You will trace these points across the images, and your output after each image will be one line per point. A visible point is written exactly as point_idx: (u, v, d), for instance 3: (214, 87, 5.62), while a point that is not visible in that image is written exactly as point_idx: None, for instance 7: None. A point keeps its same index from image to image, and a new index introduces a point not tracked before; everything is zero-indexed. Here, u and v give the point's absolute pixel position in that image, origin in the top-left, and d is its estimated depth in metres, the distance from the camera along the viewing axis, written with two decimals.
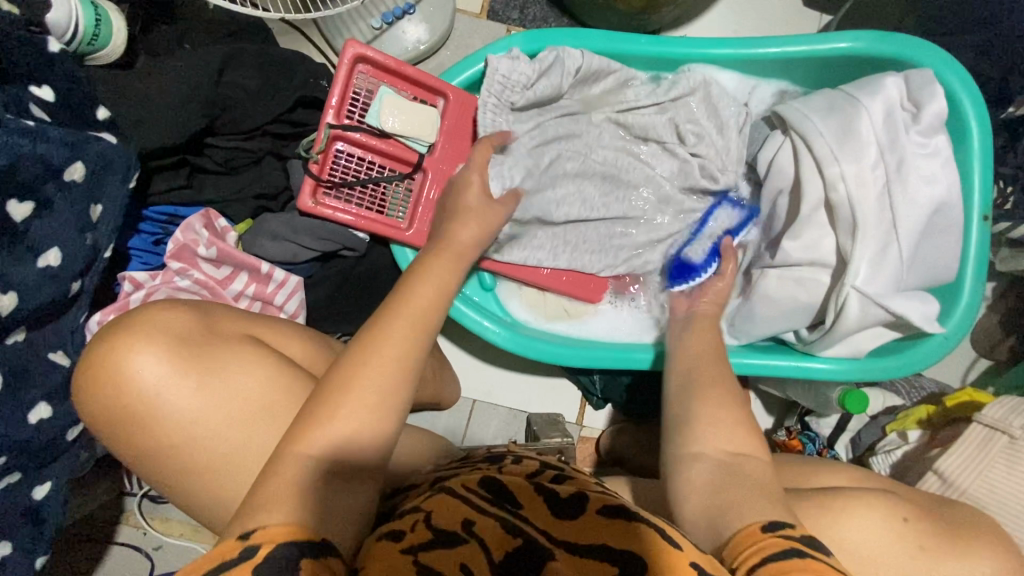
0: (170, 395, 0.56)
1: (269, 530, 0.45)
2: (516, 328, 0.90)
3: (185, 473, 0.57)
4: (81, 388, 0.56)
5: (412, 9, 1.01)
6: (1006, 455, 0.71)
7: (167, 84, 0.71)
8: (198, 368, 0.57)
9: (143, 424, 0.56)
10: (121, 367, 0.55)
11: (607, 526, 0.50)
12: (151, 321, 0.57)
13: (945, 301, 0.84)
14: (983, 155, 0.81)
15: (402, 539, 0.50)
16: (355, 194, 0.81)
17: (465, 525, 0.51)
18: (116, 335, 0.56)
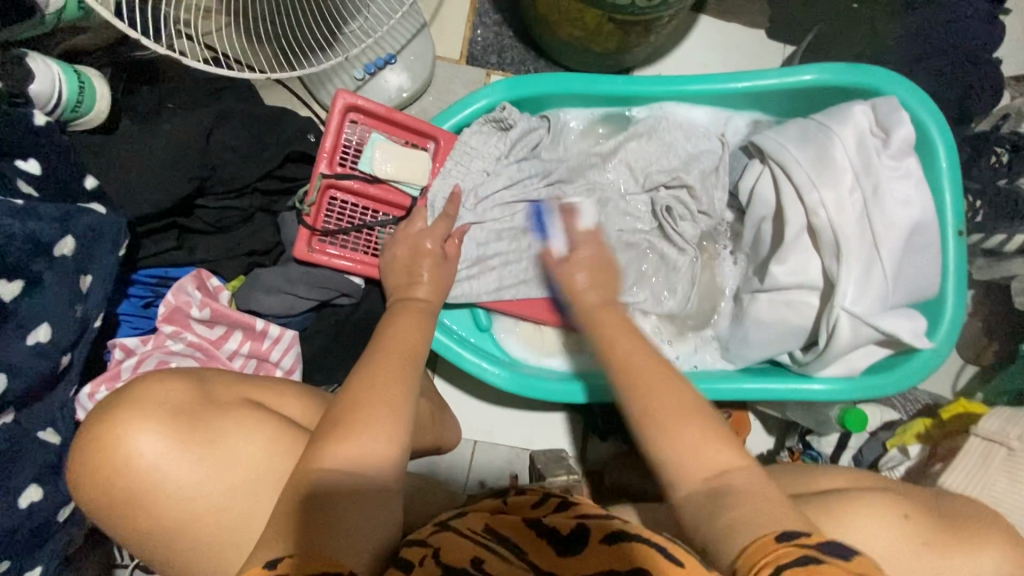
0: (168, 469, 0.54)
1: (287, 561, 0.44)
2: (516, 367, 0.91)
3: (184, 549, 0.55)
4: (79, 471, 0.54)
5: (393, 60, 1.03)
6: (1005, 470, 0.70)
7: (158, 148, 0.71)
8: (196, 439, 0.55)
9: (142, 504, 0.54)
10: (116, 446, 0.53)
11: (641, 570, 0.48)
12: (146, 397, 0.56)
13: (932, 311, 0.86)
14: (953, 175, 0.85)
15: (411, 571, 0.48)
16: (350, 240, 0.82)
17: (473, 562, 0.49)
18: (110, 415, 0.55)
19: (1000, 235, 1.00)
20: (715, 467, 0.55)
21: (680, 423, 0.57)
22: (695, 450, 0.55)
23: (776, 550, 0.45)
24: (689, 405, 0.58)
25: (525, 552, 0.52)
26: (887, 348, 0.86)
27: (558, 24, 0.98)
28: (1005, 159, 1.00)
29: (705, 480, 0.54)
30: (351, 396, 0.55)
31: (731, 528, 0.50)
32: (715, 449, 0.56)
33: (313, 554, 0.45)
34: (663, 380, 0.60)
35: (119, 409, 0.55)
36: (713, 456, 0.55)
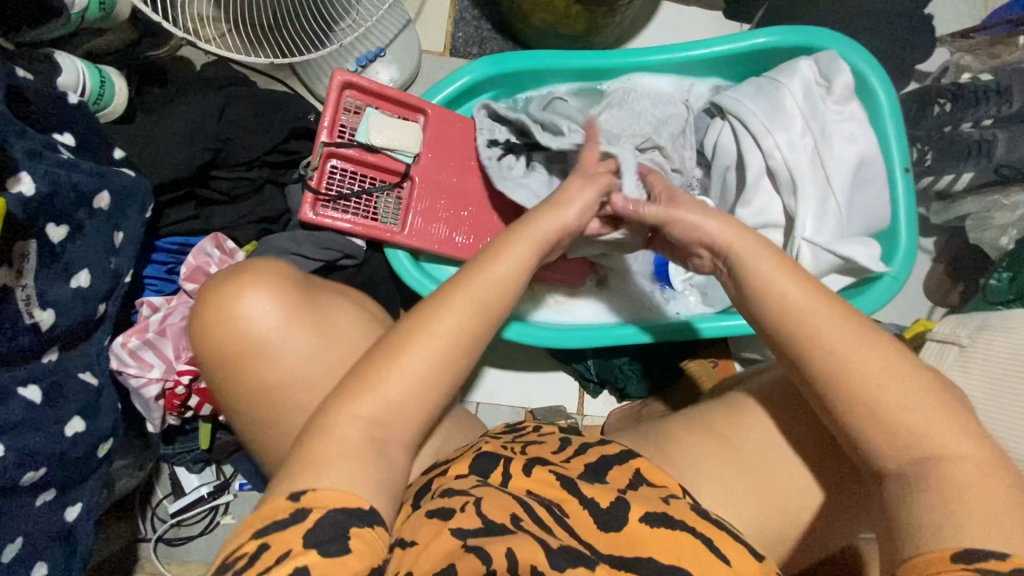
0: (277, 329, 0.64)
1: (313, 494, 0.50)
2: (513, 317, 0.98)
3: (276, 401, 0.64)
4: (198, 326, 0.64)
5: (383, 52, 1.13)
6: (959, 366, 0.77)
7: (178, 124, 0.79)
8: (299, 314, 0.65)
9: (239, 361, 0.64)
10: (240, 306, 0.63)
11: (655, 534, 0.56)
12: (265, 275, 0.66)
13: (888, 242, 0.94)
14: (894, 116, 0.94)
15: (452, 518, 0.54)
16: (350, 205, 0.90)
17: (512, 518, 0.54)
18: (229, 284, 0.65)
19: (950, 174, 1.09)
20: (911, 454, 0.54)
21: (879, 391, 0.54)
22: (915, 433, 0.53)
23: (952, 565, 0.48)
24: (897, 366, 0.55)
25: (565, 513, 0.59)
26: (849, 278, 0.93)
27: (530, 10, 1.08)
28: (947, 108, 1.10)
29: (907, 461, 0.54)
30: (410, 344, 0.57)
31: (948, 517, 0.50)
32: (928, 426, 0.53)
33: (337, 487, 0.51)
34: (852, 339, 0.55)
35: (244, 278, 0.64)
36: (915, 435, 0.53)
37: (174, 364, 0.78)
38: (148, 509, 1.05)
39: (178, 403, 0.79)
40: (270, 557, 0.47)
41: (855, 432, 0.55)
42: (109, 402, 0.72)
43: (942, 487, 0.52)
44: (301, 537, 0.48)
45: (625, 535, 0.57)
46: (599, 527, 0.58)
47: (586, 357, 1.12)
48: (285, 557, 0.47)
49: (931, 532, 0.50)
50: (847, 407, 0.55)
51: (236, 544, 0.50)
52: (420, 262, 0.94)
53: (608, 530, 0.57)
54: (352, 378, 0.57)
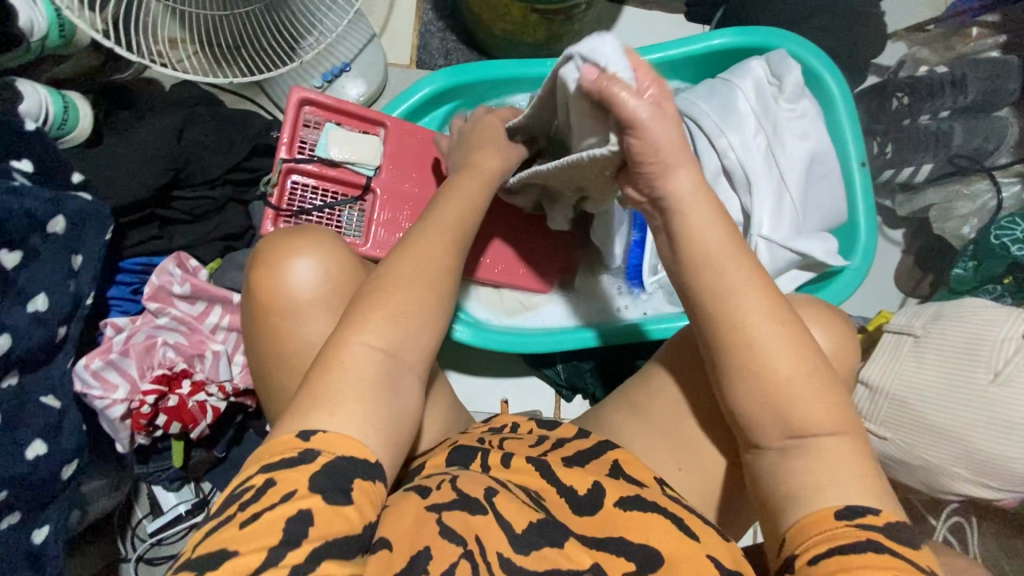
0: (315, 294, 0.64)
1: (322, 435, 0.52)
2: (481, 326, 0.98)
3: (288, 363, 0.65)
4: (250, 276, 0.66)
5: (348, 67, 1.15)
6: (912, 355, 0.78)
7: (136, 146, 0.81)
8: (354, 273, 0.67)
9: (282, 312, 0.64)
10: (285, 263, 0.64)
11: (636, 521, 0.58)
12: (316, 241, 0.67)
13: (849, 235, 0.95)
14: (849, 114, 0.96)
15: (427, 497, 0.56)
16: (313, 220, 0.91)
17: (487, 492, 0.57)
18: (291, 237, 0.67)
19: (910, 167, 1.09)
20: (793, 429, 0.55)
21: (774, 368, 0.55)
22: (802, 402, 0.55)
23: (837, 522, 0.51)
24: (801, 344, 0.56)
25: (540, 495, 0.61)
26: (811, 273, 0.94)
27: (490, 21, 1.09)
28: (905, 102, 1.10)
29: (787, 434, 0.55)
30: (396, 286, 0.61)
31: (812, 482, 0.53)
32: (809, 399, 0.55)
33: (351, 436, 0.53)
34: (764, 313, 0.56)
35: (297, 242, 0.66)
36: (808, 409, 0.55)
37: (138, 384, 0.79)
38: (128, 529, 1.06)
39: (145, 422, 0.79)
40: (277, 492, 0.48)
41: (748, 406, 0.56)
42: (73, 422, 0.72)
43: (819, 452, 0.54)
44: (309, 477, 0.49)
45: (600, 519, 0.59)
46: (573, 511, 0.60)
47: (556, 363, 1.13)
48: (291, 494, 0.48)
49: (813, 496, 0.53)
50: (754, 378, 0.55)
51: (245, 476, 0.51)
52: None
53: (585, 514, 0.60)
54: (357, 310, 0.59)
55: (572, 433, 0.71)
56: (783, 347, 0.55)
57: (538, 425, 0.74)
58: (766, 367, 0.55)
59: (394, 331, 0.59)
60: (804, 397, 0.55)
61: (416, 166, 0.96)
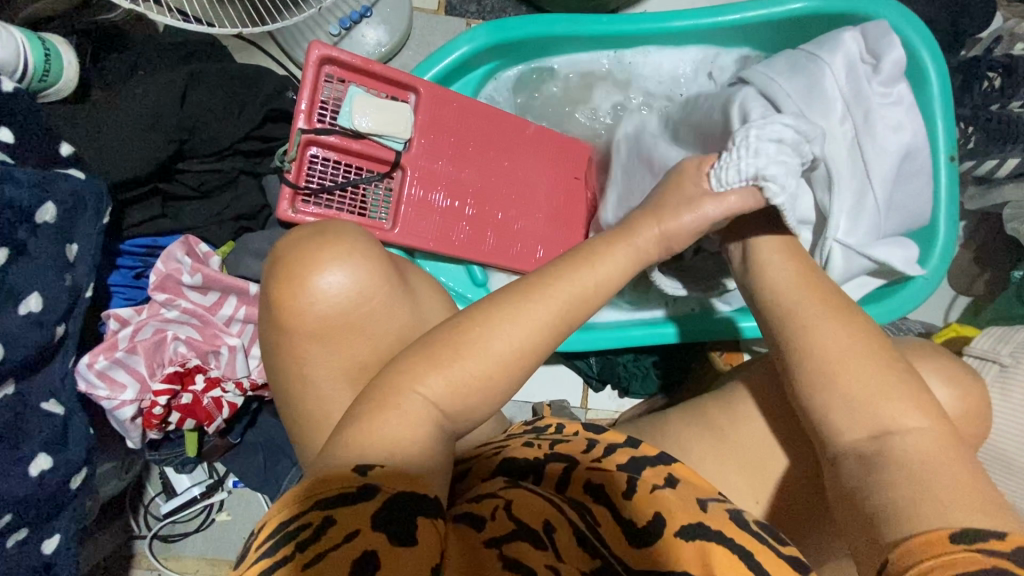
0: (346, 305, 0.56)
1: (381, 470, 0.44)
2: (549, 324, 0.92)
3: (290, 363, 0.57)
4: (278, 267, 0.56)
5: (369, 12, 1.00)
6: (997, 385, 0.72)
7: (130, 109, 0.69)
8: (387, 292, 0.57)
9: (313, 338, 0.56)
10: (314, 266, 0.55)
11: (697, 557, 0.50)
12: (354, 247, 0.57)
13: (924, 239, 0.87)
14: (943, 100, 0.85)
15: (483, 528, 0.49)
16: (335, 200, 0.81)
17: (545, 523, 0.49)
18: (316, 244, 0.56)
19: (992, 161, 0.98)
20: (864, 430, 0.53)
21: (843, 361, 0.54)
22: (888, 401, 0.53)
23: (954, 545, 0.43)
24: (868, 344, 0.55)
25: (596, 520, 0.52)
26: (878, 279, 0.87)
27: None
28: (996, 84, 0.99)
29: (869, 435, 0.53)
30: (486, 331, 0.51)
31: (908, 496, 0.48)
32: (885, 392, 0.53)
33: (404, 469, 0.45)
34: (834, 322, 0.56)
35: (330, 245, 0.56)
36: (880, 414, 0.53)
37: (148, 382, 0.72)
38: (140, 507, 1.02)
39: (157, 422, 0.72)
40: (338, 535, 0.39)
41: (822, 402, 0.55)
42: (80, 429, 0.65)
43: (910, 463, 0.50)
44: (367, 517, 0.40)
45: (655, 552, 0.50)
46: (628, 541, 0.51)
47: (589, 354, 1.06)
48: (353, 536, 0.39)
49: (909, 514, 0.47)
50: (831, 375, 0.54)
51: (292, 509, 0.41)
52: (416, 261, 0.87)
53: (646, 548, 0.50)
54: (412, 354, 0.51)
55: (623, 438, 0.62)
56: (833, 331, 0.55)
57: (585, 428, 0.65)
58: (822, 349, 0.55)
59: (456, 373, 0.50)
60: (872, 391, 0.53)
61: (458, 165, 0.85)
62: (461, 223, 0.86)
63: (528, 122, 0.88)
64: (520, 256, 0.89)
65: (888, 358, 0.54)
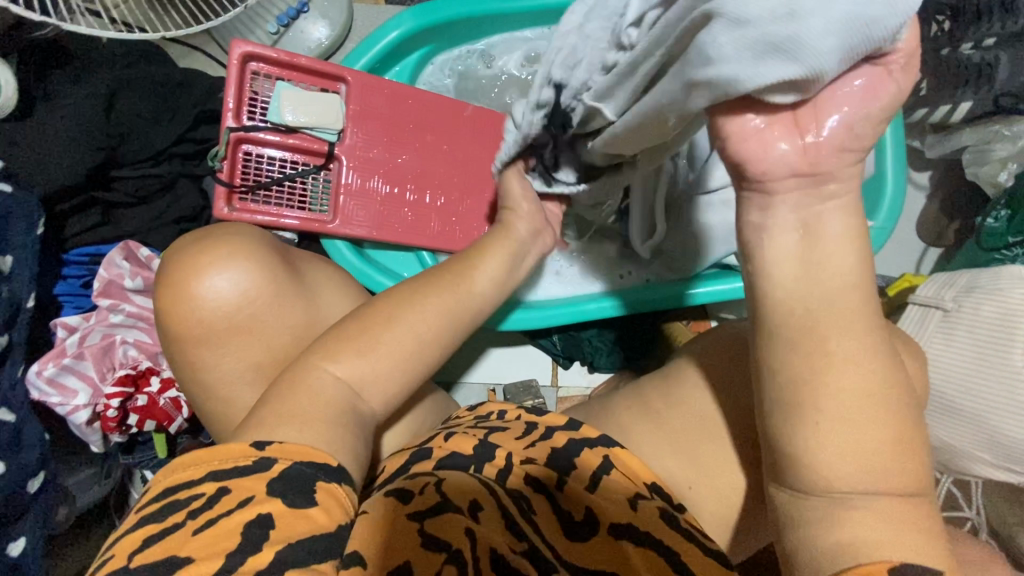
0: (237, 308, 0.60)
1: (278, 446, 0.47)
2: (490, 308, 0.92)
3: (222, 352, 0.60)
4: (172, 278, 0.60)
5: (306, 8, 1.00)
6: (940, 332, 0.72)
7: (59, 122, 0.70)
8: (276, 288, 0.61)
9: (200, 342, 0.60)
10: (201, 271, 0.59)
11: (622, 552, 0.51)
12: (246, 253, 0.61)
13: (874, 190, 0.85)
14: (882, 46, 0.83)
15: (410, 502, 0.49)
16: (274, 195, 0.82)
17: (471, 504, 0.50)
18: (206, 252, 0.60)
19: (945, 106, 0.96)
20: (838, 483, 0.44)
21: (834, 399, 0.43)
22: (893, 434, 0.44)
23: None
24: (877, 397, 0.43)
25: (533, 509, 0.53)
26: None
27: None
28: (945, 27, 0.95)
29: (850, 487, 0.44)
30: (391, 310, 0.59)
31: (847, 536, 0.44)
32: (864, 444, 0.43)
33: (301, 442, 0.48)
34: (836, 350, 0.43)
35: (224, 251, 0.61)
36: (879, 448, 0.44)
37: (101, 387, 0.74)
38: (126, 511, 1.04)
39: (115, 425, 0.74)
40: (230, 501, 0.43)
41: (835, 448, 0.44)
42: (33, 434, 0.67)
43: (880, 474, 0.44)
44: (263, 484, 0.44)
45: (586, 546, 0.51)
46: (566, 535, 0.52)
47: (552, 333, 1.07)
48: (247, 502, 0.43)
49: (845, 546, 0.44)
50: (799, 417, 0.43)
51: (196, 480, 0.45)
52: (364, 251, 0.88)
53: (578, 540, 0.52)
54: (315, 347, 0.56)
55: (564, 421, 0.60)
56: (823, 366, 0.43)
57: (527, 411, 0.64)
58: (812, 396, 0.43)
59: (364, 371, 0.55)
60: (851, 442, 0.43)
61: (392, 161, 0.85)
62: (403, 209, 0.86)
63: (465, 104, 0.88)
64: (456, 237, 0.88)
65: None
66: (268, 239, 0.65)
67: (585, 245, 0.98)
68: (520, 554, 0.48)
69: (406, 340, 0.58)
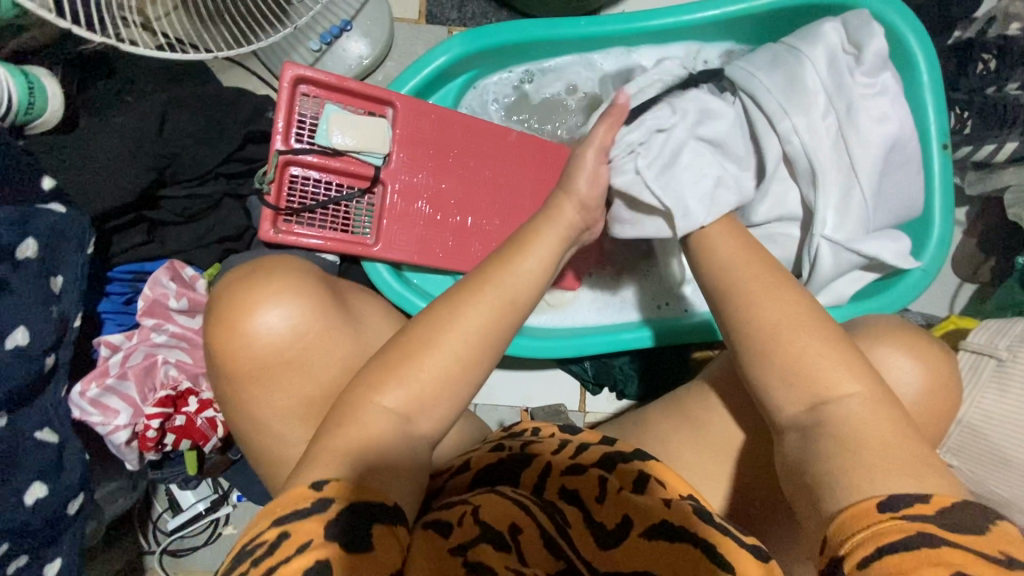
0: (283, 344, 0.60)
1: (335, 483, 0.45)
2: (538, 334, 0.92)
3: (274, 382, 0.60)
4: (231, 290, 0.61)
5: (349, 26, 1.00)
6: (994, 382, 0.70)
7: (110, 143, 0.70)
8: (323, 326, 0.61)
9: (250, 380, 0.60)
10: (255, 308, 0.59)
11: (659, 551, 0.49)
12: (302, 289, 0.61)
13: (919, 230, 0.84)
14: (934, 85, 0.82)
15: (449, 535, 0.48)
16: (317, 217, 0.82)
17: (511, 528, 0.49)
18: (264, 278, 0.61)
19: (989, 145, 0.95)
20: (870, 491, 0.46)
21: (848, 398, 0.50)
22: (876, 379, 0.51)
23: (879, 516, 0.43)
24: (891, 417, 0.49)
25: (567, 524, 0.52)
26: (873, 273, 0.84)
27: None
28: (991, 66, 0.96)
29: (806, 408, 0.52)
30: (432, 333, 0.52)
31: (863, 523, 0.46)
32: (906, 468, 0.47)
33: (352, 479, 0.46)
34: (843, 364, 0.51)
35: (288, 281, 0.61)
36: (882, 416, 0.49)
37: (142, 407, 0.74)
38: (149, 523, 1.04)
39: (152, 445, 0.73)
40: (291, 546, 0.42)
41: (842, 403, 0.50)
42: (75, 454, 0.67)
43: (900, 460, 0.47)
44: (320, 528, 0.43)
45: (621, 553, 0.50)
46: (596, 543, 0.51)
47: (583, 359, 1.06)
48: (304, 548, 0.41)
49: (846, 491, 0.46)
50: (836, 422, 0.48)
51: (253, 534, 0.44)
52: (402, 274, 0.88)
53: (610, 547, 0.50)
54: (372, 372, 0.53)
55: (598, 437, 0.61)
56: (834, 366, 0.51)
57: (561, 428, 0.64)
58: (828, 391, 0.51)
59: (413, 403, 0.51)
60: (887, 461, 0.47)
61: (435, 182, 0.85)
62: (445, 235, 0.86)
63: (509, 129, 0.88)
64: None
65: (865, 366, 0.52)
66: (318, 274, 0.65)
67: (624, 276, 0.97)
68: (558, 575, 0.47)
69: (447, 362, 0.52)
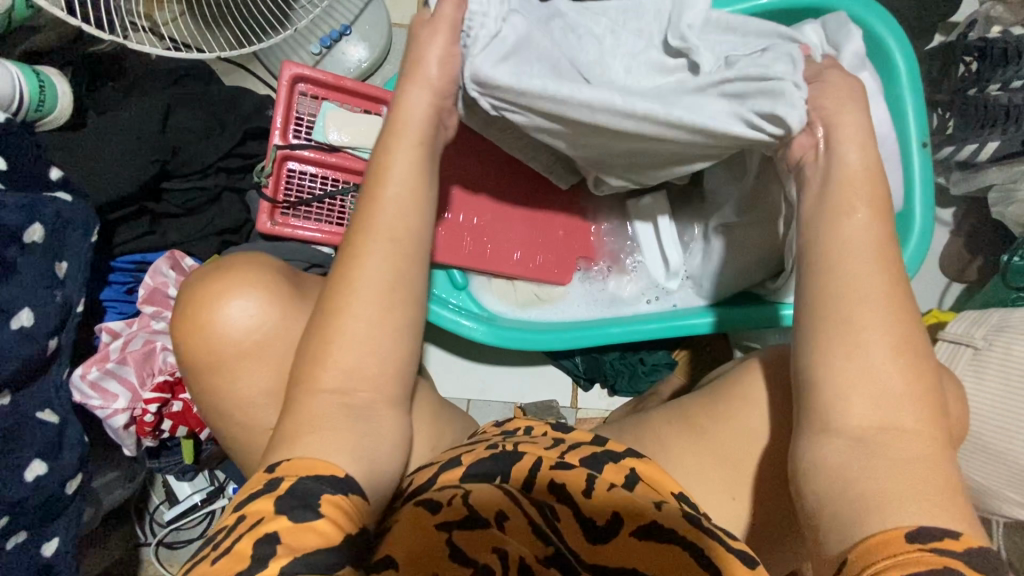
0: (242, 334, 0.61)
1: (285, 464, 0.47)
2: (519, 326, 0.91)
3: (266, 364, 0.62)
4: (193, 293, 0.63)
5: (348, 30, 1.04)
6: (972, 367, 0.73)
7: (117, 136, 0.74)
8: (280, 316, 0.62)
9: (242, 357, 0.61)
10: (214, 302, 0.61)
11: (646, 548, 0.48)
12: (256, 280, 0.62)
13: (902, 226, 0.86)
14: (912, 83, 0.84)
15: (437, 513, 0.48)
16: (313, 211, 0.84)
17: (499, 514, 0.49)
18: (219, 275, 0.62)
19: (972, 145, 0.97)
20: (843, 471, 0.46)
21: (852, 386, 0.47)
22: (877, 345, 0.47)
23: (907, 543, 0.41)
24: None
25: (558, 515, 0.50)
26: None
27: None
28: (972, 68, 0.98)
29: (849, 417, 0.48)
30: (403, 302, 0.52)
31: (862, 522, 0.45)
32: None
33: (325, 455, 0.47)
34: None
35: (241, 274, 0.63)
36: (896, 381, 0.47)
37: (139, 392, 0.76)
38: (146, 514, 1.05)
39: (149, 429, 0.76)
40: (244, 528, 0.42)
41: (846, 397, 0.47)
42: (74, 435, 0.69)
43: (899, 454, 0.46)
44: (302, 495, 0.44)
45: (610, 548, 0.49)
46: (587, 536, 0.49)
47: (574, 354, 1.08)
48: (256, 524, 0.42)
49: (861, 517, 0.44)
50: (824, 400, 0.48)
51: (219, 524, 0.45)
52: None
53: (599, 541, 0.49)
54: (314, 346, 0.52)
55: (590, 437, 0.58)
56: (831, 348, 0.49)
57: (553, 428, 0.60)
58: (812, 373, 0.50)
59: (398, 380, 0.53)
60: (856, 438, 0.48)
61: None
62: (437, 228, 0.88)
63: None
64: (482, 258, 0.90)
65: None
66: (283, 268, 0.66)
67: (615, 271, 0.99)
68: (548, 559, 0.48)
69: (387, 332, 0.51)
